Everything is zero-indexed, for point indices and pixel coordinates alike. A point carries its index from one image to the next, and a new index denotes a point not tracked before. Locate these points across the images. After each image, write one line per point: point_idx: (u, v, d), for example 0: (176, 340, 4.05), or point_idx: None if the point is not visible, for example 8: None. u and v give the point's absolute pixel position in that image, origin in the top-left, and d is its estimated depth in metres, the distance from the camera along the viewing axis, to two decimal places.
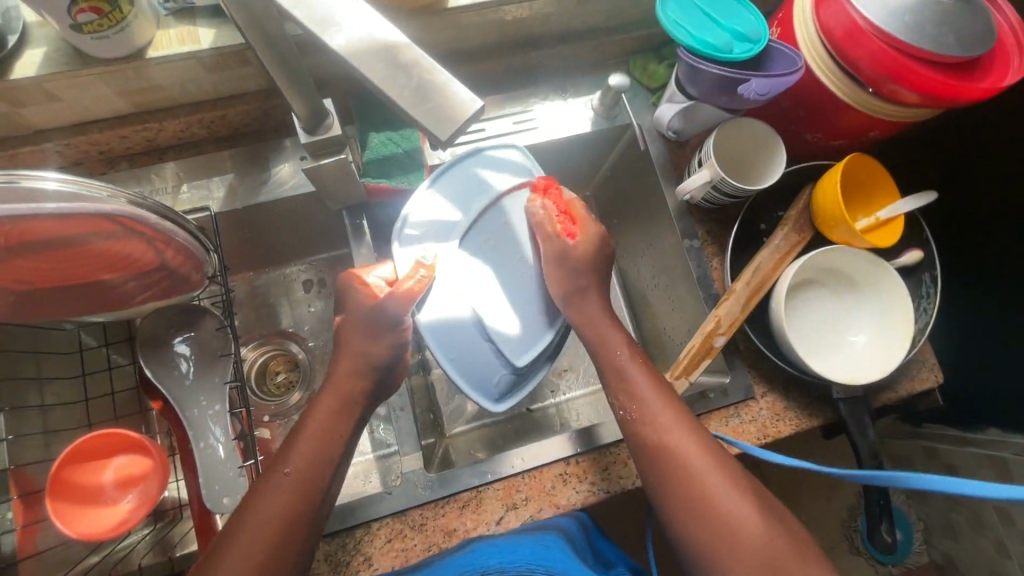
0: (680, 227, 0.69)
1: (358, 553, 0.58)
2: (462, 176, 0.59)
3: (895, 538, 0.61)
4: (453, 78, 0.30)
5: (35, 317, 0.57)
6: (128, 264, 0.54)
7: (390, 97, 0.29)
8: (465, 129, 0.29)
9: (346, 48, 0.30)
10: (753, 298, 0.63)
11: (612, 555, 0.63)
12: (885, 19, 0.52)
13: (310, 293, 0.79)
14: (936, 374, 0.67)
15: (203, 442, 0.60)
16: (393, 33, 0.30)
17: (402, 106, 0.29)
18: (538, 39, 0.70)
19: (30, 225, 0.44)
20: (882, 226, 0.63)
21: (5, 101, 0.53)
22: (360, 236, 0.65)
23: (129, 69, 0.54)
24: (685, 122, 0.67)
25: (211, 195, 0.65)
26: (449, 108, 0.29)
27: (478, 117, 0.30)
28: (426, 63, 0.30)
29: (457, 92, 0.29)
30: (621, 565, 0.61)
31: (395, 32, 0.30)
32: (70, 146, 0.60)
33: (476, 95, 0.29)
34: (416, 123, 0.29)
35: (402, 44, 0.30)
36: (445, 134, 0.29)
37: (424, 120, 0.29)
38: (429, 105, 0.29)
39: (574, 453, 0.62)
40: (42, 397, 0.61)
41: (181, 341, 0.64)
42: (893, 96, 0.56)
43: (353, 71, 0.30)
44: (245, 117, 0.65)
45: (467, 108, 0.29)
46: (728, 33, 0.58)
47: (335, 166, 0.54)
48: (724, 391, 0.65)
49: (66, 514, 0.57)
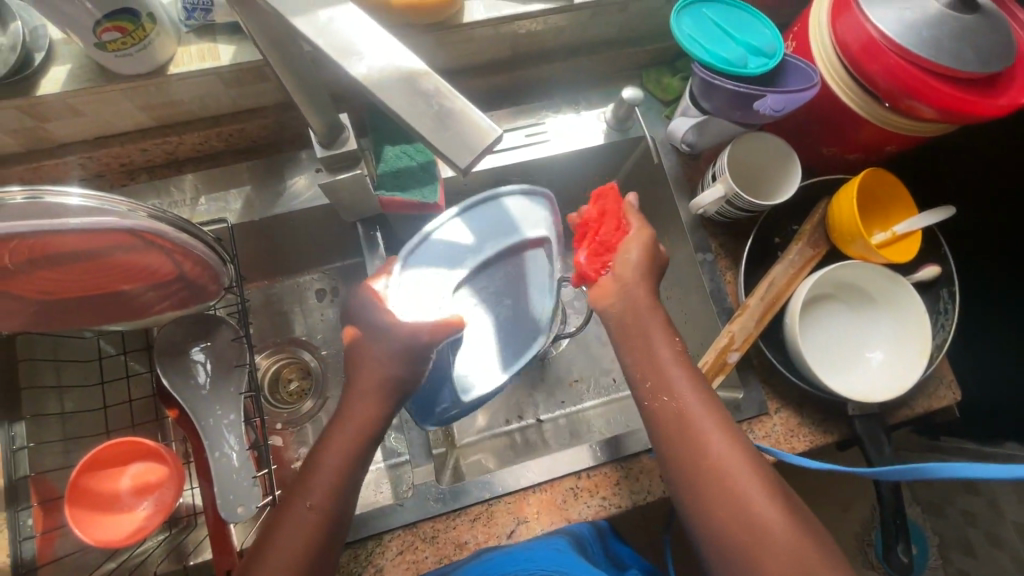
0: (693, 240, 0.69)
1: (369, 564, 0.58)
2: (492, 217, 0.59)
3: (912, 558, 0.60)
4: (470, 104, 0.30)
5: (56, 327, 0.58)
6: (148, 276, 0.55)
7: (407, 124, 0.30)
8: (483, 156, 0.29)
9: (365, 76, 0.30)
10: (767, 313, 0.62)
11: (627, 556, 0.63)
12: (902, 34, 0.52)
13: (323, 302, 0.79)
14: (954, 391, 0.66)
15: (218, 451, 0.60)
16: (412, 60, 0.30)
17: (421, 132, 0.29)
18: (551, 52, 0.70)
19: (55, 240, 0.45)
20: (899, 241, 0.62)
21: (30, 116, 0.54)
22: (375, 248, 0.66)
23: (151, 84, 0.55)
24: (699, 135, 0.67)
25: (227, 206, 0.66)
26: (465, 136, 0.29)
27: (496, 143, 0.30)
28: (444, 90, 0.30)
29: (476, 119, 0.30)
30: (635, 567, 0.62)
31: (413, 58, 0.30)
32: (91, 159, 0.62)
33: (494, 123, 0.29)
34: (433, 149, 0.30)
35: (421, 72, 0.30)
36: (462, 161, 0.29)
37: (442, 147, 0.29)
38: (448, 132, 0.29)
39: (585, 467, 0.62)
40: (61, 404, 0.62)
41: (198, 350, 0.65)
42: (910, 111, 0.56)
43: (371, 98, 0.31)
44: (262, 130, 0.66)
45: (486, 136, 0.29)
46: (743, 47, 0.58)
47: (350, 180, 0.55)
48: (737, 406, 0.64)
49: (84, 521, 0.58)
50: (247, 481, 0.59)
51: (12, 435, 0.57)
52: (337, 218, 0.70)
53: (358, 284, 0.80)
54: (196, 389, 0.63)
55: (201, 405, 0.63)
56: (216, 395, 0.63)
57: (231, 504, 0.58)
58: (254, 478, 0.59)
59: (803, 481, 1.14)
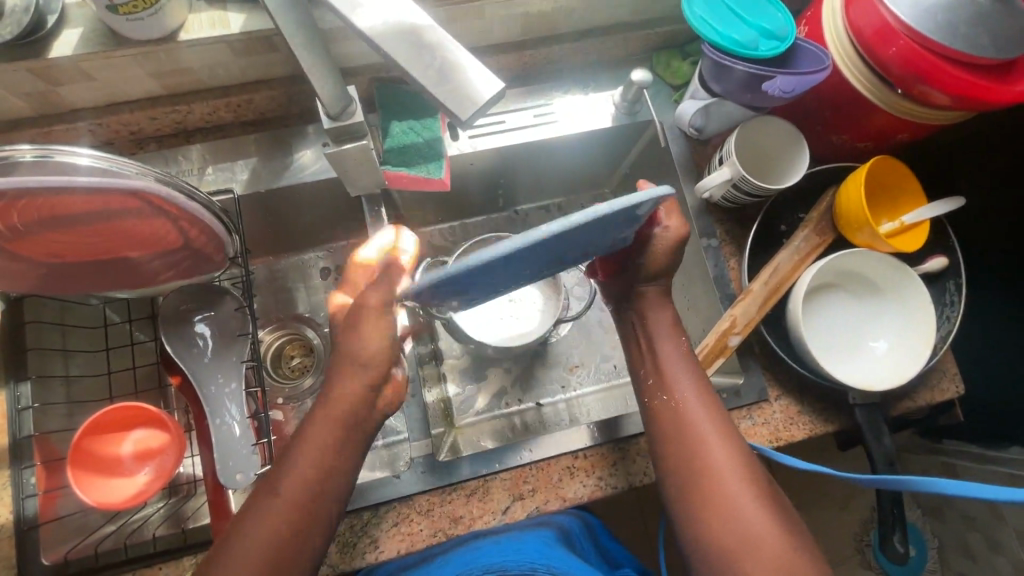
0: (698, 226, 0.68)
1: (365, 535, 0.59)
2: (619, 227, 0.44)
3: (908, 549, 0.59)
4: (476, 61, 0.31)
5: (63, 290, 0.58)
6: (153, 243, 0.55)
7: (415, 78, 0.31)
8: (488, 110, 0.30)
9: (375, 30, 0.31)
10: (770, 298, 0.62)
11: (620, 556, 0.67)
12: (917, 17, 0.51)
13: (327, 280, 0.80)
14: (956, 385, 0.66)
15: (220, 418, 0.61)
16: (418, 17, 0.31)
17: (431, 88, 0.31)
18: (562, 33, 0.70)
19: (63, 199, 0.46)
20: (907, 231, 0.62)
21: (41, 79, 0.55)
22: (379, 223, 0.65)
23: (160, 51, 0.55)
24: (707, 119, 0.66)
25: (235, 177, 0.66)
26: (472, 90, 0.30)
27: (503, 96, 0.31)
28: (453, 46, 0.31)
29: (485, 75, 0.31)
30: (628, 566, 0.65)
31: (421, 15, 0.31)
32: (101, 125, 0.62)
33: (497, 81, 0.30)
34: (440, 103, 0.31)
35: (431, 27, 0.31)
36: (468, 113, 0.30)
37: (449, 101, 0.30)
38: (456, 87, 0.30)
39: (583, 446, 0.62)
40: (66, 367, 0.63)
41: (201, 320, 0.65)
42: (923, 98, 0.55)
43: (380, 52, 0.31)
44: (271, 102, 0.66)
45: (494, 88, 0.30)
46: (754, 29, 0.58)
47: (355, 152, 0.55)
48: (737, 392, 0.64)
49: (87, 483, 0.59)
50: (246, 448, 0.59)
51: (18, 395, 0.58)
52: (342, 193, 0.70)
53: None
54: (199, 356, 0.63)
55: (204, 372, 0.63)
56: (218, 363, 0.64)
57: (230, 471, 0.58)
58: (254, 446, 0.59)
59: (801, 478, 1.13)
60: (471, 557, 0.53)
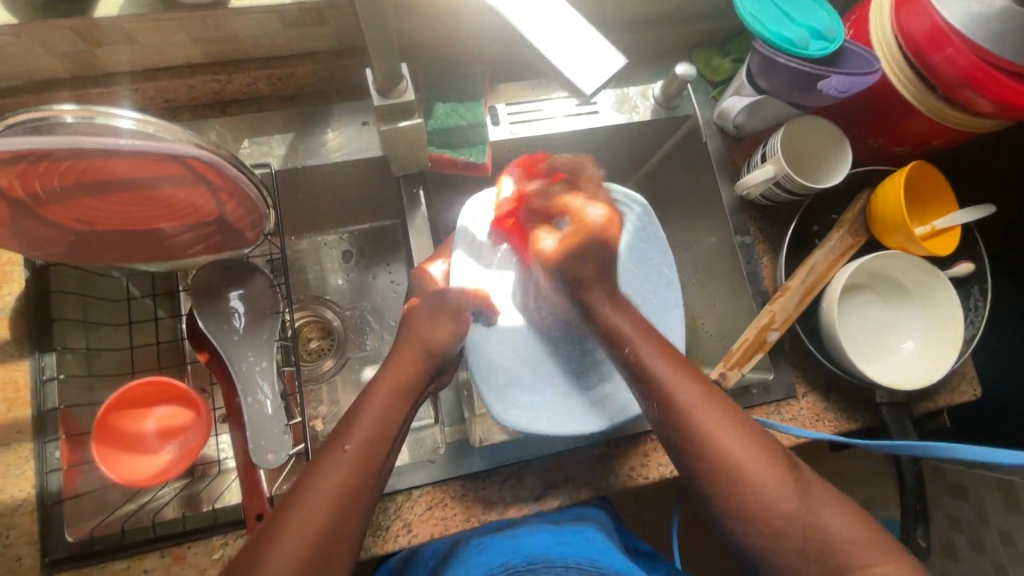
0: (732, 221, 0.69)
1: (397, 518, 0.58)
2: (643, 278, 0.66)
3: (929, 543, 0.61)
4: (596, 37, 0.35)
5: (93, 261, 0.56)
6: (190, 214, 0.53)
7: (536, 51, 0.35)
8: (603, 87, 0.35)
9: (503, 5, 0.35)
10: (807, 296, 0.63)
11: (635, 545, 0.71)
12: (970, 24, 0.52)
13: (348, 264, 0.79)
14: (975, 388, 0.67)
15: (252, 397, 0.58)
16: None
17: (554, 63, 0.35)
18: (606, 23, 0.69)
19: (106, 161, 0.44)
20: (938, 235, 0.63)
21: (84, 39, 0.53)
22: (416, 208, 0.66)
23: (209, 17, 0.53)
24: (750, 117, 0.68)
25: (271, 151, 0.65)
26: (594, 67, 0.35)
27: (620, 72, 0.35)
28: (574, 26, 0.35)
29: (601, 53, 0.35)
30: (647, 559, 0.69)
31: None
32: (138, 91, 0.61)
33: (617, 60, 0.35)
34: (559, 79, 0.35)
35: (549, 13, 0.35)
36: (588, 86, 0.34)
37: (571, 74, 0.35)
38: (579, 64, 0.35)
39: (616, 437, 0.62)
40: (88, 340, 0.61)
41: (235, 296, 0.63)
42: (968, 104, 0.56)
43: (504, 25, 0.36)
44: (312, 77, 0.65)
45: (612, 66, 0.35)
46: (804, 29, 0.58)
47: (409, 130, 0.55)
48: (767, 387, 0.65)
49: (112, 460, 0.57)
50: (278, 428, 0.57)
51: (43, 365, 0.57)
52: (376, 172, 0.69)
53: (382, 248, 0.79)
54: (230, 333, 0.61)
55: (234, 350, 0.61)
56: (249, 340, 0.61)
57: (262, 450, 0.56)
58: (286, 426, 0.58)
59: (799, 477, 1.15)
60: (524, 545, 0.54)
